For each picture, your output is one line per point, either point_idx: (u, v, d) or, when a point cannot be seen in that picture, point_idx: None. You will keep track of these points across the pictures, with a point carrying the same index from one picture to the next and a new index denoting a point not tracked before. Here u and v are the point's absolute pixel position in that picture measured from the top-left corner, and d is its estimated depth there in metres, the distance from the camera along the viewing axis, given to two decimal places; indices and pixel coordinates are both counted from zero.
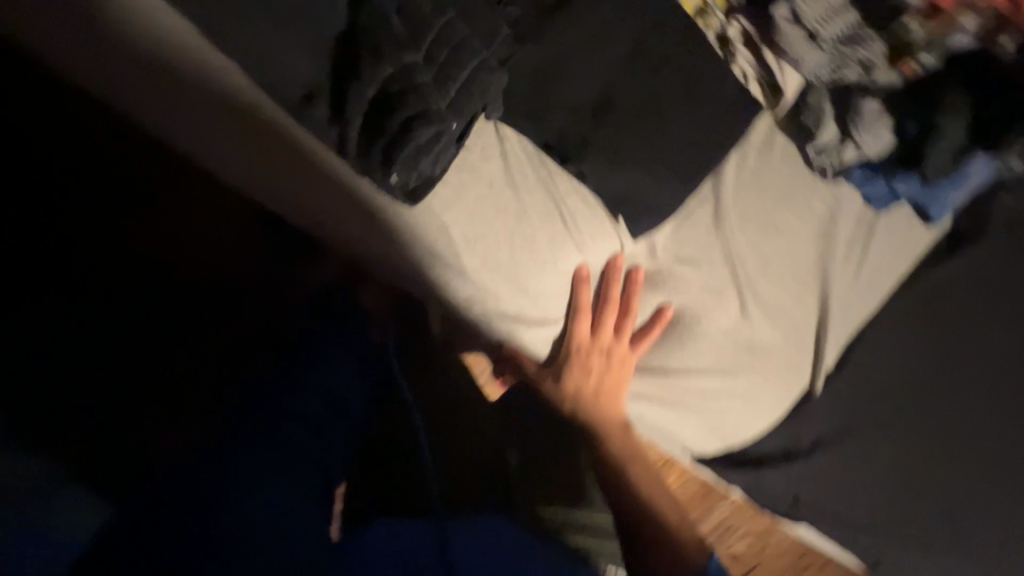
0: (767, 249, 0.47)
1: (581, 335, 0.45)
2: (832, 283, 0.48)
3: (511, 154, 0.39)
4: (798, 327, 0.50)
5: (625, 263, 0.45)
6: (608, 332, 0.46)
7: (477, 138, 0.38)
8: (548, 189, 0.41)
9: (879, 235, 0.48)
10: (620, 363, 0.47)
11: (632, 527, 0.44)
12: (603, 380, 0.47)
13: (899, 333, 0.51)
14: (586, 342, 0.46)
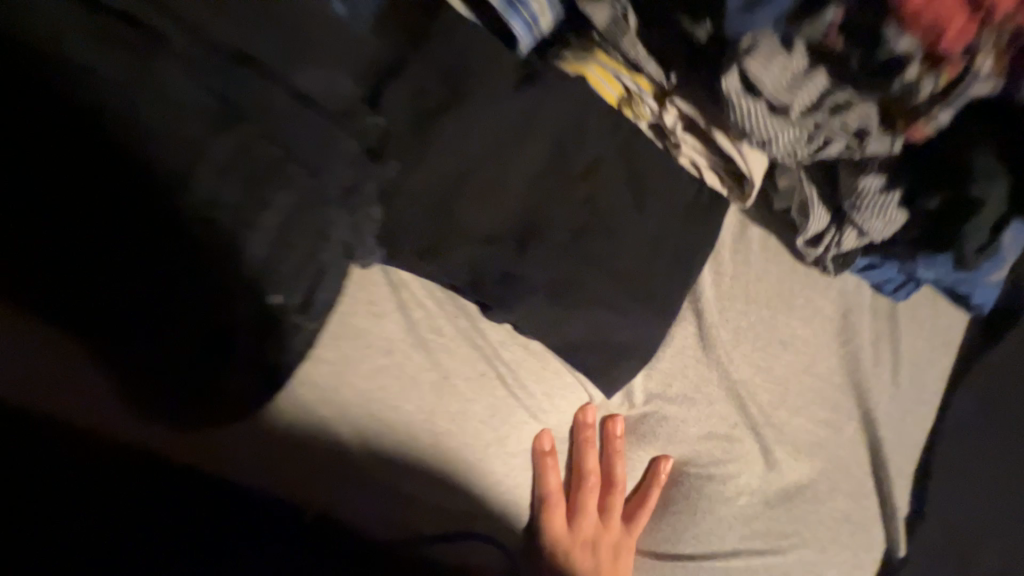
0: (777, 373, 0.35)
1: (558, 532, 0.33)
2: (870, 403, 0.36)
3: (413, 308, 0.28)
4: (847, 472, 0.36)
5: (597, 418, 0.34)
6: (591, 517, 0.35)
7: (362, 292, 0.27)
8: (470, 342, 0.29)
9: (907, 333, 0.37)
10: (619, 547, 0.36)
11: None
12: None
13: (958, 452, 0.40)
14: (565, 539, 0.34)
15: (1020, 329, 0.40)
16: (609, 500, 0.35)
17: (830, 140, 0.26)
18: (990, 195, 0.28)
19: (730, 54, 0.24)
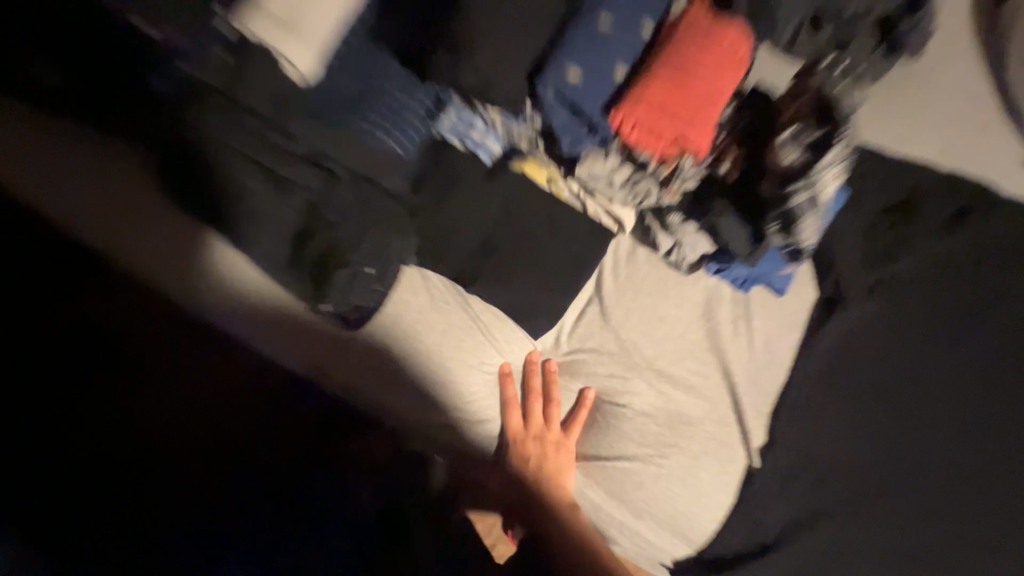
0: (659, 337, 0.55)
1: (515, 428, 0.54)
2: (729, 362, 0.54)
3: (431, 286, 0.52)
4: (713, 407, 0.54)
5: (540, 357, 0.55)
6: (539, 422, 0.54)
7: (404, 280, 0.51)
8: (463, 308, 0.52)
9: (757, 312, 0.56)
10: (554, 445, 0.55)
11: None
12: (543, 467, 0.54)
13: (814, 406, 0.55)
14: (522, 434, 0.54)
15: (858, 314, 0.55)
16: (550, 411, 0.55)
17: (647, 190, 0.50)
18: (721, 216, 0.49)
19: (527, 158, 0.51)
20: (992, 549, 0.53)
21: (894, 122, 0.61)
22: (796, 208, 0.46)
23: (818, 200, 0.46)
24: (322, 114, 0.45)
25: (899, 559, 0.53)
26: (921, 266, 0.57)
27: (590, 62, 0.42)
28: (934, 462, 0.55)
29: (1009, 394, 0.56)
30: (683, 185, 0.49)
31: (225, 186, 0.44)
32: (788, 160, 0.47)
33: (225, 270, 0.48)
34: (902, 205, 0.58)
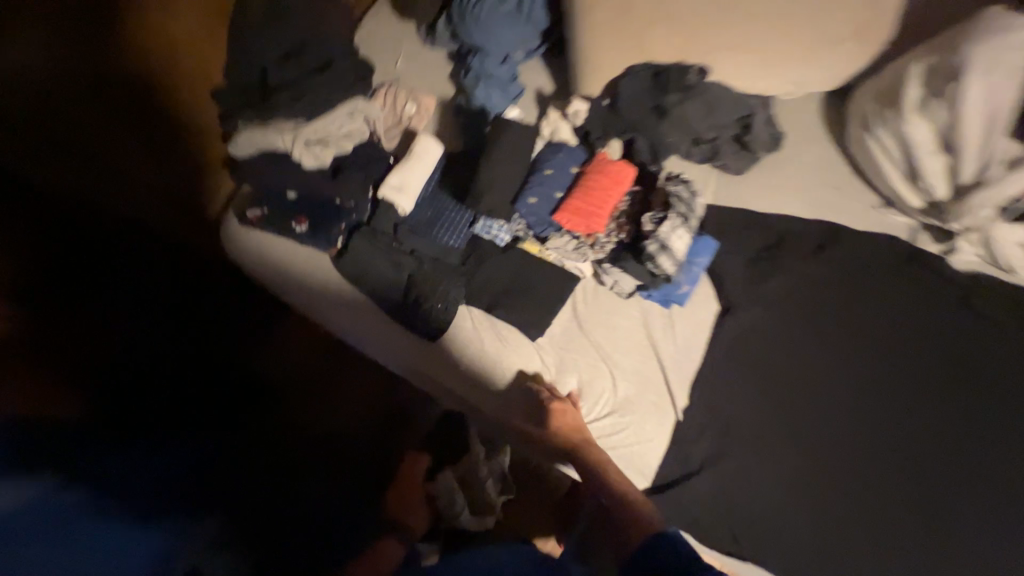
0: (613, 339, 0.85)
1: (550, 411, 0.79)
2: (661, 352, 0.83)
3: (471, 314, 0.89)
4: (651, 382, 0.82)
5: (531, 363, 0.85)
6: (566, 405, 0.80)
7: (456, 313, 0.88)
8: (489, 325, 0.88)
9: (678, 319, 0.85)
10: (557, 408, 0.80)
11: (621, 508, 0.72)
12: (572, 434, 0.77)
13: (721, 378, 0.82)
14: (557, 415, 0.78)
15: (745, 316, 0.83)
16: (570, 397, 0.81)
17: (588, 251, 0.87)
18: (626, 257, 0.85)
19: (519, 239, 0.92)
20: (855, 474, 0.77)
21: (766, 186, 0.92)
22: (666, 247, 0.80)
23: (667, 248, 0.80)
24: (420, 232, 0.94)
25: (791, 484, 0.77)
26: (792, 281, 0.84)
27: (541, 193, 0.85)
28: (812, 415, 0.79)
29: (865, 366, 0.80)
30: (608, 246, 0.86)
31: (376, 267, 0.92)
32: (649, 228, 0.82)
33: (370, 304, 0.92)
34: (772, 243, 0.87)
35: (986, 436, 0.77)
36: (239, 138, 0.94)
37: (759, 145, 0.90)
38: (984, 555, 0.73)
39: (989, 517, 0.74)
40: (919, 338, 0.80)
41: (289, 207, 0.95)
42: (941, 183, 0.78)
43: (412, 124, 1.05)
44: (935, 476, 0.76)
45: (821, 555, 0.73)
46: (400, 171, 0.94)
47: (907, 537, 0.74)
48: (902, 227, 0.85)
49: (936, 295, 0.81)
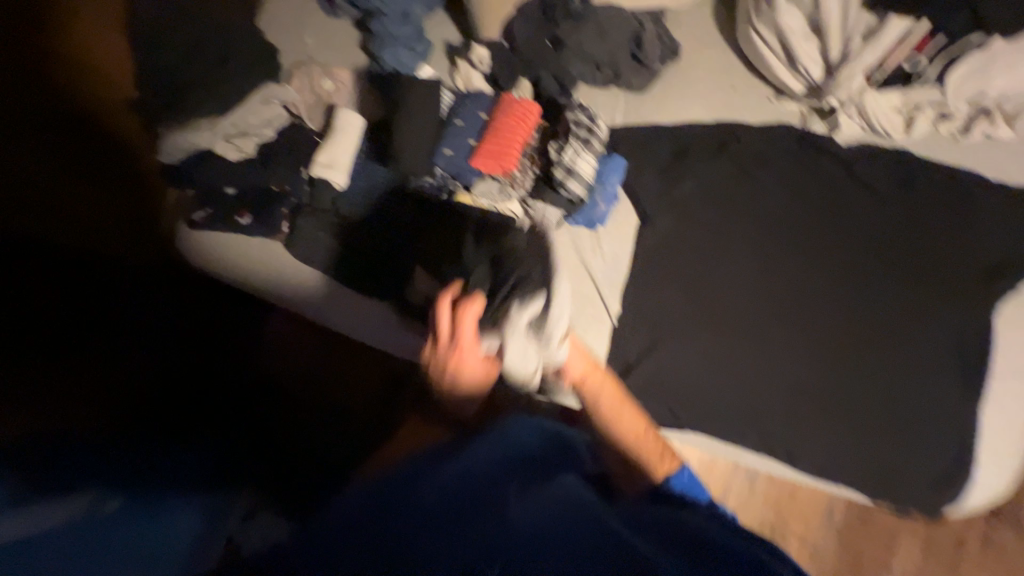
0: None
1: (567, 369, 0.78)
2: (594, 270, 0.90)
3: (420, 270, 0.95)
4: (589, 298, 0.88)
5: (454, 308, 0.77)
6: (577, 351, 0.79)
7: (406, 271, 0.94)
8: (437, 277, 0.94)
9: (606, 238, 0.92)
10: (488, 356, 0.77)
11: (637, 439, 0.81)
12: (591, 385, 0.79)
13: (650, 283, 0.89)
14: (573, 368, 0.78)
15: (662, 224, 0.91)
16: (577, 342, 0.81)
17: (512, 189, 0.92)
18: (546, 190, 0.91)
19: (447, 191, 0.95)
20: (783, 342, 0.84)
21: (668, 99, 0.97)
22: (572, 172, 0.87)
23: (573, 171, 0.87)
24: (359, 202, 0.99)
25: (726, 362, 0.84)
26: (701, 185, 0.92)
27: (455, 144, 0.91)
28: (737, 299, 0.87)
29: (777, 246, 0.88)
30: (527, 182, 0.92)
31: (319, 242, 0.96)
32: (553, 156, 0.89)
33: (320, 277, 0.97)
34: (680, 152, 0.93)
35: (906, 287, 0.82)
36: (165, 143, 0.99)
37: (653, 58, 0.93)
38: (918, 391, 0.79)
39: (921, 358, 0.80)
40: (822, 212, 0.87)
41: (228, 202, 0.99)
42: (813, 64, 0.86)
43: (333, 100, 1.08)
44: (861, 332, 0.82)
45: (760, 418, 0.82)
46: (328, 149, 1.00)
47: (839, 389, 0.81)
48: (795, 113, 0.91)
49: (831, 168, 0.87)
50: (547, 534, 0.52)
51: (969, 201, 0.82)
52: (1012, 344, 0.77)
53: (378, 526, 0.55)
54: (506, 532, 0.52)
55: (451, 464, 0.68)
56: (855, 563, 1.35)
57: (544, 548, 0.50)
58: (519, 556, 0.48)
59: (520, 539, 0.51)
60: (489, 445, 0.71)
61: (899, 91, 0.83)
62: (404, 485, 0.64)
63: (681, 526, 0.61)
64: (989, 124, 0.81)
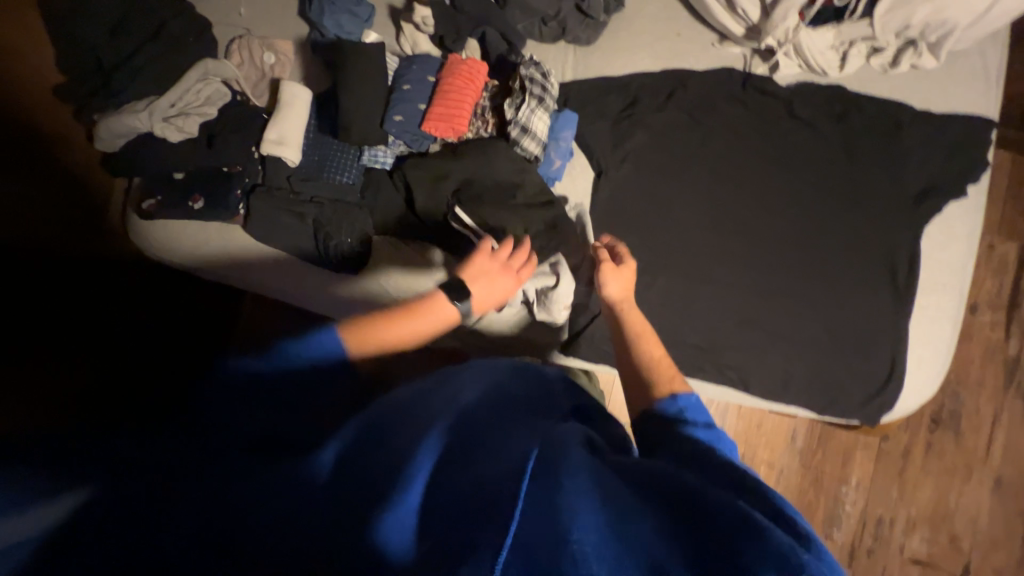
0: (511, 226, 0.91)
1: (605, 277, 0.76)
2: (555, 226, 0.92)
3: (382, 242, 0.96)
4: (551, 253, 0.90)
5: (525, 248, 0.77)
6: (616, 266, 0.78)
7: (369, 244, 0.95)
8: (401, 246, 0.95)
9: (562, 194, 0.95)
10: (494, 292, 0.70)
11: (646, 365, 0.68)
12: (628, 283, 0.76)
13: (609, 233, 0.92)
14: (615, 279, 0.75)
15: (617, 175, 0.93)
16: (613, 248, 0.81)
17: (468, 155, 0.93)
18: (503, 151, 0.90)
19: (401, 161, 0.97)
20: (736, 278, 0.89)
21: (615, 51, 0.97)
22: (528, 130, 0.87)
23: (529, 130, 0.87)
24: (315, 178, 0.99)
25: (684, 302, 0.89)
26: (651, 134, 0.94)
27: (405, 108, 0.88)
28: (692, 242, 0.91)
29: (726, 187, 0.91)
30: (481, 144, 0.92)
31: (278, 221, 0.95)
32: (510, 115, 0.89)
33: (287, 257, 0.97)
34: (629, 103, 0.95)
35: (848, 217, 0.87)
36: (102, 130, 0.93)
37: (597, 9, 0.94)
38: (859, 313, 0.85)
39: (861, 283, 0.85)
40: (766, 151, 0.91)
41: (180, 187, 0.97)
42: (751, 5, 0.88)
43: (277, 74, 1.05)
44: (806, 263, 0.87)
45: (716, 350, 0.88)
46: (276, 124, 0.97)
47: (789, 318, 0.87)
48: (737, 57, 0.93)
49: (771, 108, 0.91)
50: (584, 485, 0.36)
51: (900, 129, 0.86)
52: (937, 259, 0.84)
53: (357, 474, 0.40)
54: (544, 468, 0.37)
55: (439, 395, 0.53)
56: (818, 480, 1.48)
57: (564, 489, 0.35)
58: (537, 522, 0.32)
59: (535, 493, 0.35)
60: (471, 391, 0.54)
61: (833, 29, 0.87)
62: (389, 420, 0.48)
63: (715, 462, 0.43)
64: (915, 55, 0.85)
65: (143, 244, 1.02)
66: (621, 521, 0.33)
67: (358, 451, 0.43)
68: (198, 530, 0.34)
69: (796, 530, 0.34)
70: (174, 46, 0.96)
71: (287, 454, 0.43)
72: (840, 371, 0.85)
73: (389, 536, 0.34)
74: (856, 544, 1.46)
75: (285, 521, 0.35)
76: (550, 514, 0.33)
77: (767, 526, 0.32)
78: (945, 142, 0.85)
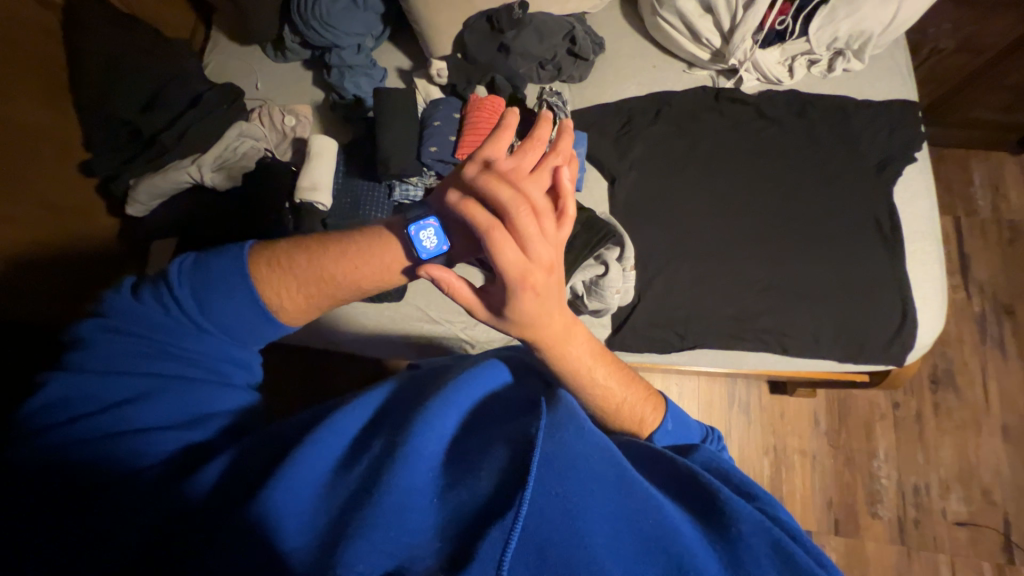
0: None
1: (494, 250, 0.59)
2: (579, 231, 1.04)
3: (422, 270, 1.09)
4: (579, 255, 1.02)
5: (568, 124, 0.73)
6: (539, 233, 0.60)
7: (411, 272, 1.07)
8: None
9: (584, 202, 1.05)
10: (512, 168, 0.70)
11: (608, 389, 0.72)
12: (537, 309, 0.62)
13: (631, 231, 1.02)
14: (500, 259, 0.59)
15: (628, 180, 1.05)
16: (563, 204, 0.65)
17: None
18: None
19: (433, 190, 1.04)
20: (751, 253, 0.99)
21: (605, 83, 1.14)
22: None
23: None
24: (349, 217, 1.03)
25: (711, 280, 0.98)
26: (650, 144, 1.08)
27: (439, 141, 0.99)
28: (705, 228, 1.01)
29: (723, 179, 1.05)
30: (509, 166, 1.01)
31: None
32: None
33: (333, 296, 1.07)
34: (625, 123, 1.10)
35: (827, 191, 1.02)
36: (135, 193, 1.00)
37: (587, 51, 1.09)
38: (859, 268, 0.96)
39: (853, 243, 0.98)
40: (747, 147, 1.06)
41: (213, 239, 1.00)
42: (713, 35, 1.07)
43: (299, 134, 1.09)
44: (804, 233, 0.99)
45: (751, 319, 0.95)
46: (307, 172, 1.00)
47: (803, 281, 0.97)
48: (706, 78, 1.12)
49: (742, 114, 1.08)
50: (589, 479, 0.53)
51: (848, 117, 1.05)
52: (910, 213, 0.99)
53: (375, 489, 0.52)
54: (549, 456, 0.53)
55: (443, 390, 0.63)
56: (850, 459, 1.52)
57: (564, 484, 0.51)
58: (543, 521, 0.49)
59: (555, 496, 0.50)
60: (478, 383, 0.67)
61: (779, 48, 1.07)
62: (408, 416, 0.59)
63: (691, 475, 0.59)
64: (845, 60, 1.06)
65: None
66: (627, 518, 0.52)
67: (387, 449, 0.55)
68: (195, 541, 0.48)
69: (720, 529, 0.54)
70: (209, 111, 1.03)
71: (225, 447, 0.56)
72: (862, 320, 0.94)
73: (414, 543, 0.50)
74: (902, 517, 1.47)
75: (262, 535, 0.48)
76: (567, 522, 0.49)
77: (742, 542, 0.52)
78: (885, 122, 1.04)
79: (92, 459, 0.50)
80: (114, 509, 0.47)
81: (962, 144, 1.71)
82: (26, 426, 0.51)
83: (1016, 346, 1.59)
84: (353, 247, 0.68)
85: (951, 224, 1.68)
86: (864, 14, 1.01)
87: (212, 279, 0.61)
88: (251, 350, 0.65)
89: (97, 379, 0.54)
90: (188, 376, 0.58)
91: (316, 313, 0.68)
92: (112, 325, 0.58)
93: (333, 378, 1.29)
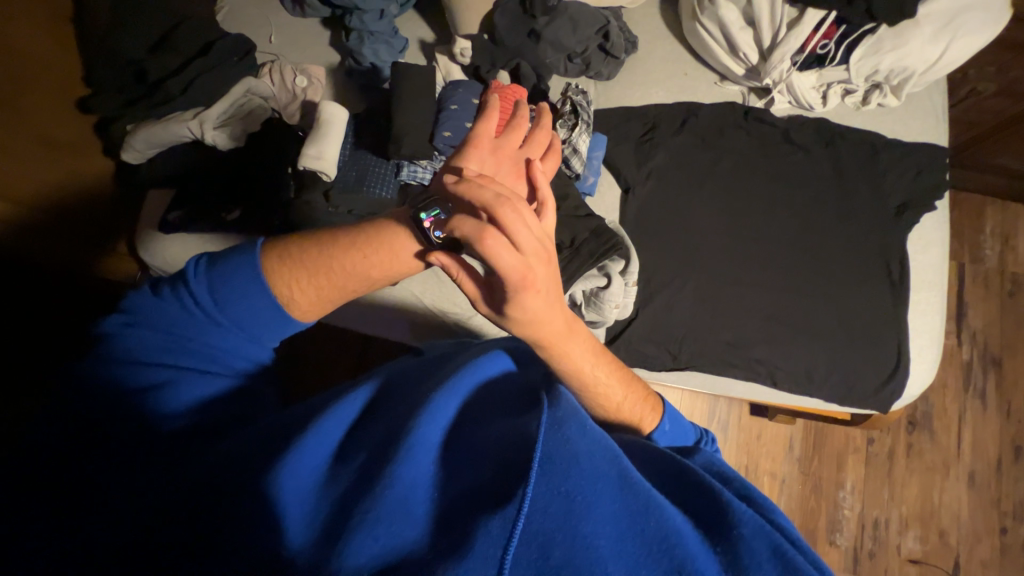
0: None
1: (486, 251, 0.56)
2: None
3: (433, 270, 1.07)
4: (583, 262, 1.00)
5: (530, 109, 0.77)
6: (527, 226, 0.58)
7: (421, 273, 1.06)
8: None
9: (594, 207, 1.03)
10: (492, 157, 0.72)
11: (608, 390, 0.72)
12: (539, 305, 0.61)
13: (639, 243, 1.00)
14: (498, 266, 0.56)
15: (643, 190, 1.02)
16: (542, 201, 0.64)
17: None
18: None
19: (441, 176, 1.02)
20: (757, 280, 0.97)
21: (634, 84, 1.10)
22: (577, 151, 0.94)
23: (578, 151, 0.95)
24: (351, 192, 0.99)
25: (712, 303, 0.96)
26: (670, 154, 1.05)
27: (453, 125, 0.96)
28: (714, 248, 0.99)
29: (739, 200, 1.02)
30: None
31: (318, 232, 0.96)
32: (563, 135, 0.96)
33: None
34: (648, 130, 1.06)
35: (841, 227, 1.00)
36: (132, 139, 0.95)
37: (619, 49, 1.05)
38: (861, 310, 0.96)
39: (859, 284, 0.97)
40: (769, 171, 1.03)
41: (211, 197, 0.97)
42: (751, 50, 1.02)
43: (309, 97, 1.05)
44: (813, 268, 0.98)
45: (746, 347, 0.94)
46: (313, 140, 0.95)
47: (803, 315, 0.96)
48: (737, 93, 1.08)
49: (769, 135, 1.05)
50: (592, 477, 0.52)
51: (876, 153, 1.02)
52: (920, 261, 0.98)
53: (367, 485, 0.52)
54: (552, 452, 0.52)
55: (445, 384, 0.63)
56: (818, 486, 1.55)
57: (567, 482, 0.51)
58: (546, 517, 0.49)
59: (558, 494, 0.50)
60: (477, 372, 0.68)
61: (816, 72, 1.03)
62: (401, 413, 0.59)
63: (692, 476, 0.60)
64: (881, 95, 1.03)
65: (160, 259, 1.01)
66: (630, 519, 0.52)
67: (389, 438, 0.56)
68: (189, 533, 0.47)
69: (723, 535, 0.53)
70: (219, 62, 0.98)
71: (226, 433, 0.58)
72: (857, 361, 0.94)
73: (411, 531, 0.49)
74: (857, 547, 1.52)
75: (271, 505, 0.49)
76: (569, 520, 0.49)
77: (742, 544, 0.52)
78: (912, 164, 1.01)
79: (96, 442, 0.51)
80: (124, 485, 0.49)
81: (980, 190, 1.69)
82: (49, 398, 0.53)
83: (996, 398, 1.61)
84: (362, 240, 0.68)
85: (956, 270, 1.67)
86: (910, 50, 0.97)
87: (229, 276, 0.62)
88: (265, 346, 0.66)
89: (120, 366, 0.56)
90: (203, 370, 0.60)
91: (330, 304, 0.67)
92: (132, 320, 0.60)
93: (316, 351, 1.25)
